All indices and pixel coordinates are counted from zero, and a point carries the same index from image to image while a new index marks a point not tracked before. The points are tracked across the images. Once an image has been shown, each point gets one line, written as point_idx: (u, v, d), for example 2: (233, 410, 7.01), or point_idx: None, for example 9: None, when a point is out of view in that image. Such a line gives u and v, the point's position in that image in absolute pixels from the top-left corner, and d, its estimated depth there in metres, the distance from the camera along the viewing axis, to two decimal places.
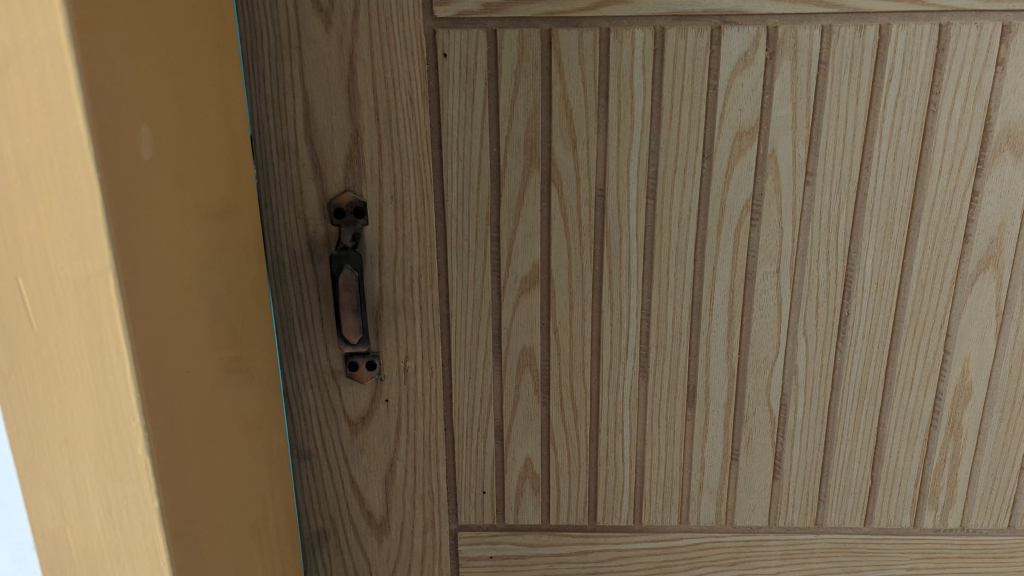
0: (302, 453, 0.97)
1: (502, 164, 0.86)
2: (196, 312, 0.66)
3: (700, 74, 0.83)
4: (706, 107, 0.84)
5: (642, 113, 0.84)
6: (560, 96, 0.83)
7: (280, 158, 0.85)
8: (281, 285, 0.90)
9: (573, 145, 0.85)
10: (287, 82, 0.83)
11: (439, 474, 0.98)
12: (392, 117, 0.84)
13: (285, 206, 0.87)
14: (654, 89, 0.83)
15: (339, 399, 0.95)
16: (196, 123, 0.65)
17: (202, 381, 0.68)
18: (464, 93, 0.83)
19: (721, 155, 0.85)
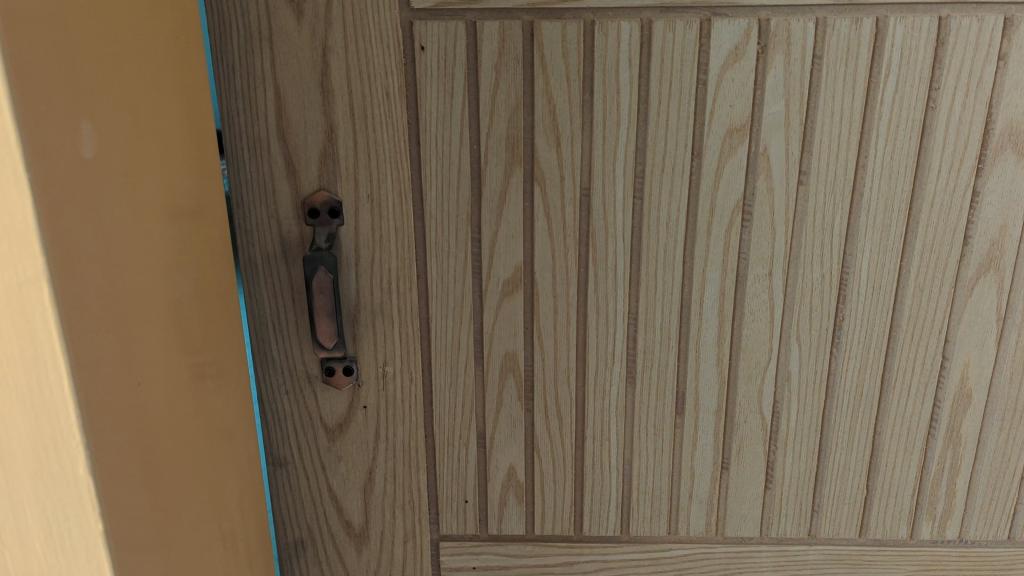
0: (277, 460, 0.94)
1: (483, 162, 0.82)
2: (156, 317, 0.63)
3: (690, 68, 0.79)
4: (695, 103, 0.80)
5: (629, 109, 0.80)
6: (542, 91, 0.80)
7: (252, 156, 0.82)
8: (254, 287, 0.86)
9: (557, 142, 0.82)
10: (258, 75, 0.79)
11: (419, 482, 0.95)
12: (368, 113, 0.81)
13: (257, 206, 0.83)
14: (642, 84, 0.80)
15: (315, 405, 0.92)
16: (150, 119, 0.62)
17: (162, 391, 0.65)
18: (442, 87, 0.80)
19: (711, 153, 0.82)
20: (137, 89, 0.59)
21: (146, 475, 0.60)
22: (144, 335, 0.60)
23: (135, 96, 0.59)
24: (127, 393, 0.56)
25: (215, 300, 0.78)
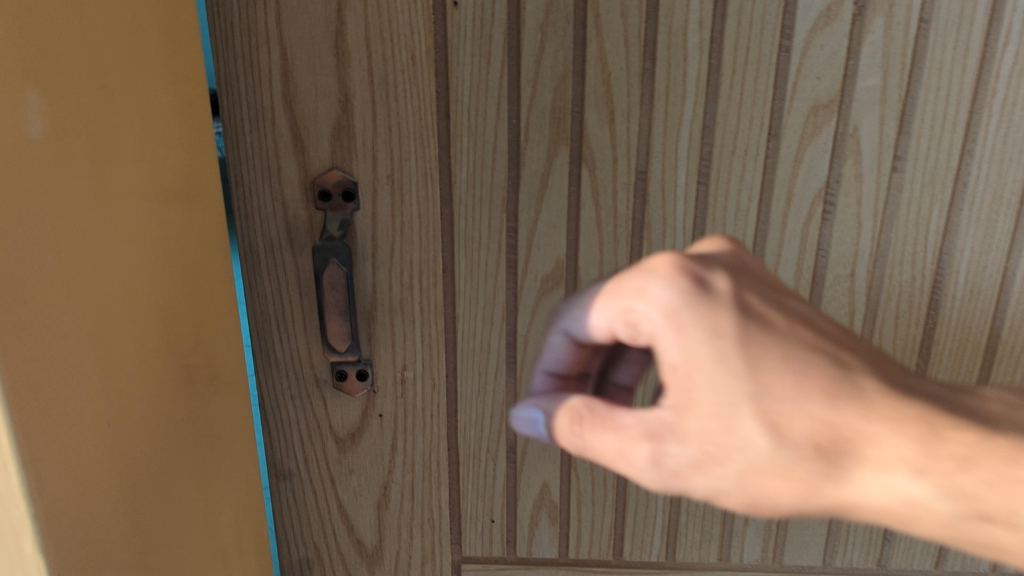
0: (281, 472, 0.84)
1: (523, 139, 0.70)
2: (133, 328, 0.52)
3: (772, 33, 0.67)
4: (777, 74, 0.68)
5: (697, 80, 0.68)
6: (596, 57, 0.68)
7: (253, 128, 0.70)
8: (255, 280, 0.75)
9: (610, 117, 0.69)
10: (260, 32, 0.67)
11: (440, 499, 0.84)
12: (390, 79, 0.69)
13: (259, 186, 0.72)
14: (715, 50, 0.67)
15: (324, 413, 0.81)
16: (121, 82, 0.51)
17: (146, 413, 0.54)
18: (478, 51, 0.68)
19: (791, 133, 0.70)
20: (96, 43, 0.47)
21: (132, 516, 0.50)
22: (117, 344, 0.49)
23: (96, 55, 0.47)
24: (91, 418, 0.45)
25: (209, 297, 0.67)
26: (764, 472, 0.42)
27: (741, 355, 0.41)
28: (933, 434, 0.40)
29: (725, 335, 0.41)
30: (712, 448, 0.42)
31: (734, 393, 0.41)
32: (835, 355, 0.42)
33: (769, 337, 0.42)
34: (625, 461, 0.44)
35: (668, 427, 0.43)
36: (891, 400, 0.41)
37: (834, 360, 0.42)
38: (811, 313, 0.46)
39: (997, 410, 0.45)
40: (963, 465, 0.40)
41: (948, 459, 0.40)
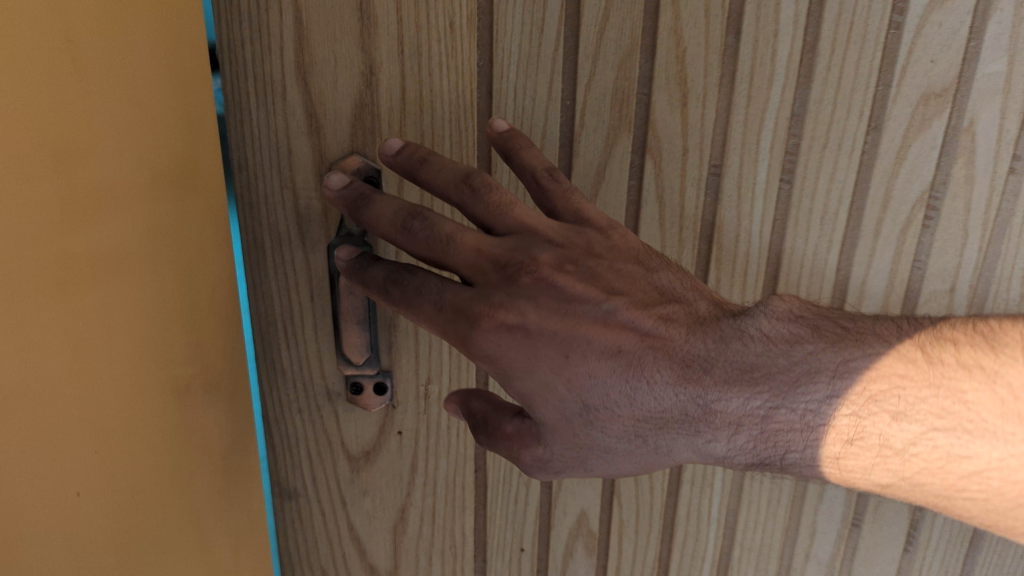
0: (285, 491, 0.73)
1: (578, 123, 0.60)
2: (62, 359, 0.42)
3: (882, 5, 0.56)
4: (884, 55, 0.57)
5: (788, 59, 0.58)
6: (669, 29, 0.57)
7: (262, 103, 0.59)
8: (260, 278, 0.65)
9: (682, 101, 0.59)
10: None
11: (464, 525, 0.75)
12: (424, 50, 0.58)
13: (266, 171, 0.61)
14: (813, 23, 0.56)
15: (336, 428, 0.71)
16: (52, 50, 0.40)
17: (67, 447, 0.43)
18: (529, 18, 0.57)
19: (895, 126, 0.59)
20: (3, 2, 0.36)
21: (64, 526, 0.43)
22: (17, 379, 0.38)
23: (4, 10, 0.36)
24: None
25: (207, 302, 0.57)
26: (643, 460, 0.55)
27: (562, 374, 0.53)
28: (753, 417, 0.51)
29: (541, 364, 0.53)
30: (591, 446, 0.55)
31: (573, 404, 0.53)
32: (625, 351, 0.53)
33: (569, 361, 0.53)
34: (548, 469, 0.58)
35: (562, 435, 0.55)
36: (696, 394, 0.52)
37: (620, 345, 0.53)
38: (605, 280, 0.55)
39: (771, 332, 0.52)
40: (768, 422, 0.51)
41: (751, 421, 0.51)
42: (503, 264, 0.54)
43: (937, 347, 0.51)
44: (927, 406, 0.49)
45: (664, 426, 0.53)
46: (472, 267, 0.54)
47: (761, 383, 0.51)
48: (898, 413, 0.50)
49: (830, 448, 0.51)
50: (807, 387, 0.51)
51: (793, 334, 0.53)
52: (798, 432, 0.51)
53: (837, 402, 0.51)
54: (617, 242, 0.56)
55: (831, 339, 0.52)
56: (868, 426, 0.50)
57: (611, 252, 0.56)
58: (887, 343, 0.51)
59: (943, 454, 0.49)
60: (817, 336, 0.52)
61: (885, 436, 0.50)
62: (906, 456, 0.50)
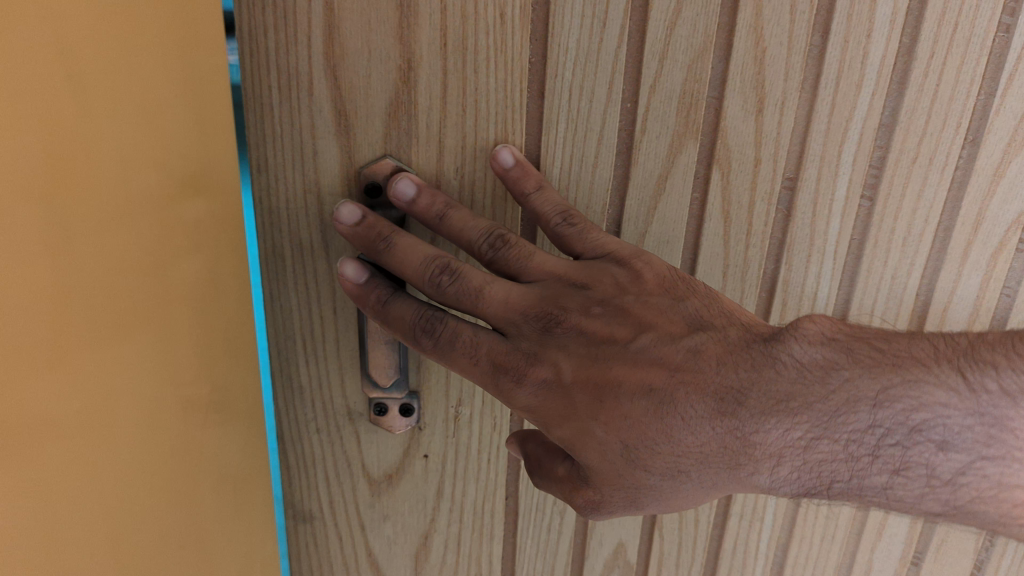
0: (299, 513, 0.66)
1: (639, 129, 0.53)
2: (90, 399, 0.35)
3: (991, 6, 0.50)
4: (989, 61, 0.51)
5: (880, 62, 0.51)
6: (749, 26, 0.50)
7: (284, 99, 0.52)
8: (277, 290, 0.58)
9: (759, 107, 0.52)
10: None
11: (492, 553, 0.69)
12: (470, 43, 0.51)
13: (287, 174, 0.55)
14: (911, 23, 0.50)
15: (357, 449, 0.64)
16: (81, 47, 0.34)
17: (82, 521, 0.35)
18: (591, 9, 0.50)
19: (994, 139, 0.53)
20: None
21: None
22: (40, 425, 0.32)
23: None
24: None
25: (224, 318, 0.50)
26: (691, 495, 0.50)
27: (599, 419, 0.49)
28: (794, 449, 0.47)
29: (581, 411, 0.50)
30: (638, 487, 0.50)
31: (614, 445, 0.49)
32: (658, 389, 0.49)
33: (604, 406, 0.49)
34: (602, 513, 0.52)
35: (608, 478, 0.50)
36: (734, 428, 0.47)
37: (651, 382, 0.49)
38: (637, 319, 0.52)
39: (808, 359, 0.47)
40: (810, 452, 0.47)
41: (793, 452, 0.47)
42: (538, 314, 0.51)
43: (975, 369, 0.46)
44: (973, 433, 0.45)
45: (704, 464, 0.48)
46: (509, 320, 0.52)
47: (799, 414, 0.46)
48: (944, 442, 0.46)
49: (876, 477, 0.47)
50: (849, 420, 0.46)
51: (828, 360, 0.47)
52: (842, 463, 0.47)
53: (880, 433, 0.46)
54: (644, 274, 0.52)
55: (867, 365, 0.47)
56: (912, 454, 0.46)
57: (639, 286, 0.52)
58: (926, 367, 0.46)
59: (994, 483, 0.46)
60: (853, 363, 0.47)
61: (931, 466, 0.46)
62: (953, 485, 0.47)
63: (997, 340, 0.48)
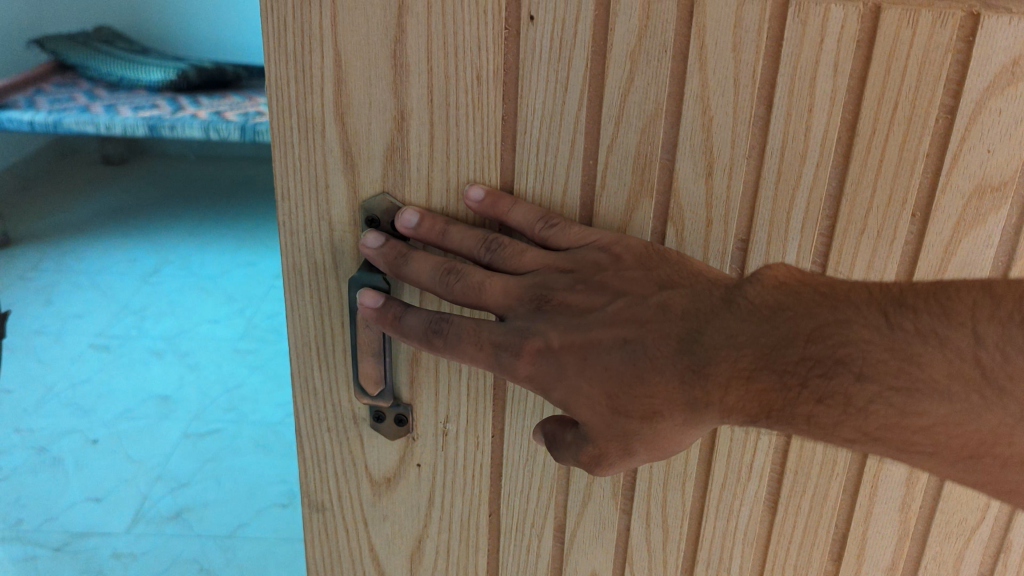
0: (314, 502, 0.70)
1: (599, 185, 0.60)
2: None
3: (932, 88, 0.54)
4: (933, 138, 0.56)
5: (823, 135, 0.56)
6: (697, 96, 0.56)
7: (302, 138, 0.59)
8: (296, 300, 0.64)
9: (708, 169, 0.58)
10: (313, 33, 0.55)
11: (477, 565, 0.72)
12: (451, 100, 0.57)
13: (307, 206, 0.61)
14: (851, 101, 0.55)
15: (359, 452, 0.68)
16: None
17: None
18: (554, 76, 0.56)
19: (944, 217, 0.58)
20: None
21: None
22: None
23: None
24: None
25: None
26: (660, 440, 0.54)
27: (584, 374, 0.53)
28: (739, 381, 0.49)
29: (570, 371, 0.53)
30: (629, 435, 0.54)
31: (599, 397, 0.53)
32: (631, 340, 0.52)
33: (588, 362, 0.53)
34: (608, 467, 0.56)
35: (600, 431, 0.54)
36: (690, 364, 0.50)
37: (625, 336, 0.52)
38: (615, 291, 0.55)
39: (757, 301, 0.49)
40: (753, 382, 0.49)
41: (737, 381, 0.49)
42: (536, 300, 0.55)
43: (900, 312, 0.47)
44: (887, 366, 0.46)
45: (670, 402, 0.51)
46: (510, 304, 0.56)
47: (744, 348, 0.49)
48: (863, 374, 0.46)
49: (803, 407, 0.48)
50: (783, 353, 0.48)
51: (774, 300, 0.49)
52: (778, 393, 0.48)
53: (810, 365, 0.47)
54: (622, 255, 0.56)
55: (810, 303, 0.48)
56: (835, 385, 0.47)
57: (619, 264, 0.55)
58: (858, 309, 0.47)
59: (898, 411, 0.47)
60: (797, 302, 0.49)
61: (848, 395, 0.47)
62: (866, 414, 0.47)
63: (928, 288, 0.47)
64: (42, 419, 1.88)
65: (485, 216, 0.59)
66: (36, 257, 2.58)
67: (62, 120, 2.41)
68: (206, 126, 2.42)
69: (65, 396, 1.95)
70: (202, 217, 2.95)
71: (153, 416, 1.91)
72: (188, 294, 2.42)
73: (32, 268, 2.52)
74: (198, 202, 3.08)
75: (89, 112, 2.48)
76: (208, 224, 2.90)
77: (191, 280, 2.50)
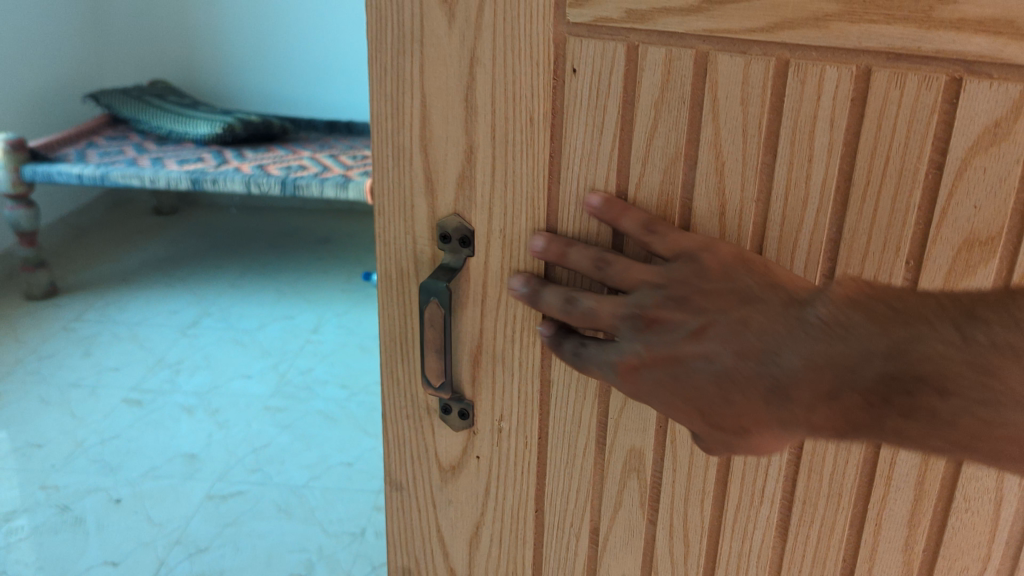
0: (395, 482, 0.82)
1: (627, 220, 0.68)
2: None
3: (920, 146, 0.61)
4: (924, 192, 0.62)
5: (824, 183, 0.64)
6: (710, 142, 0.65)
7: (396, 165, 0.71)
8: (386, 301, 0.76)
9: (721, 209, 0.67)
10: (407, 81, 0.69)
11: (524, 558, 0.80)
12: (509, 138, 0.68)
13: (395, 221, 0.73)
14: (847, 152, 0.62)
15: (431, 439, 0.79)
16: None
17: None
18: (592, 121, 0.66)
19: (936, 266, 0.64)
20: None
21: None
22: None
23: None
24: None
25: None
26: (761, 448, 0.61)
27: (681, 396, 0.61)
28: (823, 401, 0.55)
29: (670, 392, 0.61)
30: (732, 444, 0.61)
31: (693, 412, 0.61)
32: (719, 364, 0.58)
33: (678, 381, 0.60)
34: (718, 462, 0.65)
35: (707, 439, 0.62)
36: (771, 382, 0.56)
37: (710, 356, 0.59)
38: (694, 304, 0.61)
39: (830, 318, 0.55)
40: (835, 401, 0.55)
41: (822, 402, 0.55)
42: (634, 319, 0.63)
43: (971, 325, 0.52)
44: (969, 379, 0.52)
45: (758, 419, 0.58)
46: (615, 321, 0.64)
47: (824, 370, 0.55)
48: (945, 390, 0.52)
49: (890, 422, 0.54)
50: (861, 373, 0.54)
51: (847, 318, 0.55)
52: (864, 411, 0.54)
53: (888, 382, 0.53)
54: (709, 263, 0.62)
55: (882, 320, 0.54)
56: (918, 400, 0.53)
57: (705, 276, 0.62)
58: (930, 325, 0.53)
59: (984, 421, 0.53)
60: (871, 322, 0.54)
61: (932, 409, 0.53)
62: (954, 424, 0.53)
63: (996, 297, 0.53)
64: (70, 475, 1.94)
65: (563, 227, 0.69)
66: (80, 306, 2.71)
67: (109, 174, 2.61)
68: (247, 179, 2.58)
69: (93, 452, 2.02)
70: (242, 268, 3.05)
71: (179, 476, 1.96)
72: (222, 346, 2.51)
73: (76, 317, 2.64)
74: (235, 253, 3.18)
75: (136, 167, 2.66)
76: (249, 273, 3.01)
77: (227, 334, 2.57)
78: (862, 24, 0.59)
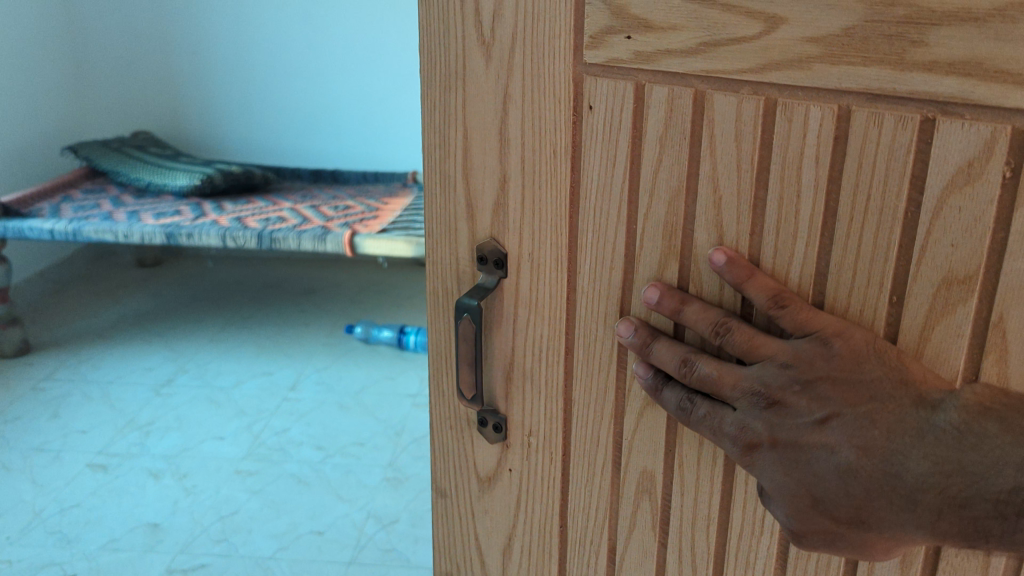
0: (439, 489, 0.88)
1: (638, 248, 0.72)
2: None
3: (898, 184, 0.61)
4: (904, 230, 0.62)
5: (811, 220, 0.65)
6: (708, 175, 0.68)
7: (443, 192, 0.79)
8: (433, 316, 0.83)
9: (719, 242, 0.69)
10: (453, 114, 0.76)
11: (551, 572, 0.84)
12: (536, 169, 0.74)
13: (441, 242, 0.80)
14: (834, 189, 0.64)
15: (471, 449, 0.85)
16: None
17: None
18: (606, 153, 0.71)
19: (916, 306, 0.64)
20: None
21: None
22: None
23: None
24: None
25: None
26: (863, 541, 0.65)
27: (801, 484, 0.64)
28: (951, 506, 0.59)
29: (789, 479, 0.64)
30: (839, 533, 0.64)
31: (805, 496, 0.64)
32: (845, 457, 0.62)
33: (797, 466, 0.64)
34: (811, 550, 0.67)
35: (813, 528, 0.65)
36: (897, 484, 0.60)
37: (834, 447, 0.62)
38: (825, 392, 0.63)
39: (960, 426, 0.59)
40: (965, 509, 0.58)
41: (949, 507, 0.59)
42: (757, 396, 0.66)
43: None
44: None
45: (878, 514, 0.62)
46: (737, 394, 0.66)
47: (954, 476, 0.59)
48: None
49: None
50: (992, 482, 0.58)
51: (981, 427, 0.59)
52: (994, 520, 0.58)
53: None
54: (842, 348, 0.63)
55: (1014, 432, 0.58)
56: None
57: (836, 361, 0.63)
58: None
59: None
60: (1003, 432, 0.58)
61: None
62: None
63: None
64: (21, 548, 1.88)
65: (583, 254, 0.74)
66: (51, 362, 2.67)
67: (81, 229, 2.59)
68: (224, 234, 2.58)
69: (51, 521, 1.96)
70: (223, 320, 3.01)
71: (138, 547, 1.90)
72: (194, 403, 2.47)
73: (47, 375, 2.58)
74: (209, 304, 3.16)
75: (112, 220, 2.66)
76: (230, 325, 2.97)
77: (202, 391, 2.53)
78: (841, 66, 0.61)
